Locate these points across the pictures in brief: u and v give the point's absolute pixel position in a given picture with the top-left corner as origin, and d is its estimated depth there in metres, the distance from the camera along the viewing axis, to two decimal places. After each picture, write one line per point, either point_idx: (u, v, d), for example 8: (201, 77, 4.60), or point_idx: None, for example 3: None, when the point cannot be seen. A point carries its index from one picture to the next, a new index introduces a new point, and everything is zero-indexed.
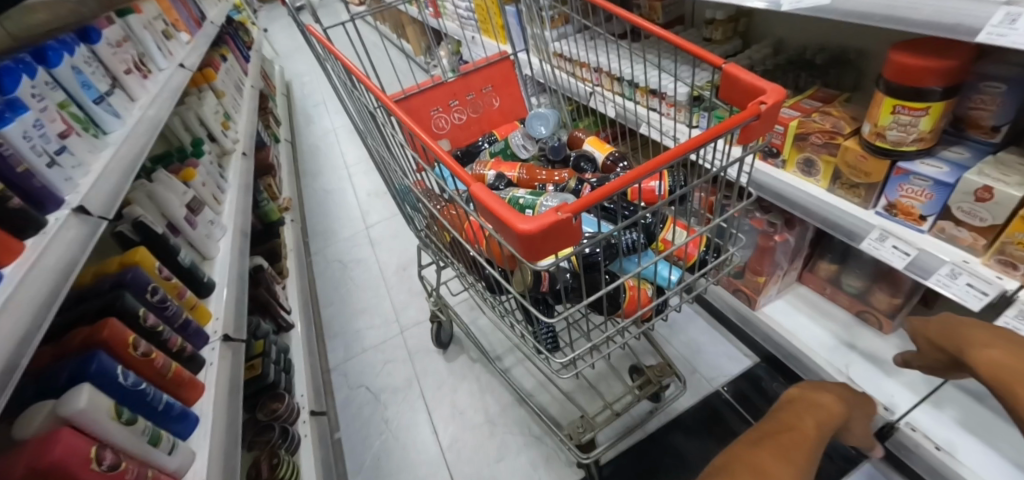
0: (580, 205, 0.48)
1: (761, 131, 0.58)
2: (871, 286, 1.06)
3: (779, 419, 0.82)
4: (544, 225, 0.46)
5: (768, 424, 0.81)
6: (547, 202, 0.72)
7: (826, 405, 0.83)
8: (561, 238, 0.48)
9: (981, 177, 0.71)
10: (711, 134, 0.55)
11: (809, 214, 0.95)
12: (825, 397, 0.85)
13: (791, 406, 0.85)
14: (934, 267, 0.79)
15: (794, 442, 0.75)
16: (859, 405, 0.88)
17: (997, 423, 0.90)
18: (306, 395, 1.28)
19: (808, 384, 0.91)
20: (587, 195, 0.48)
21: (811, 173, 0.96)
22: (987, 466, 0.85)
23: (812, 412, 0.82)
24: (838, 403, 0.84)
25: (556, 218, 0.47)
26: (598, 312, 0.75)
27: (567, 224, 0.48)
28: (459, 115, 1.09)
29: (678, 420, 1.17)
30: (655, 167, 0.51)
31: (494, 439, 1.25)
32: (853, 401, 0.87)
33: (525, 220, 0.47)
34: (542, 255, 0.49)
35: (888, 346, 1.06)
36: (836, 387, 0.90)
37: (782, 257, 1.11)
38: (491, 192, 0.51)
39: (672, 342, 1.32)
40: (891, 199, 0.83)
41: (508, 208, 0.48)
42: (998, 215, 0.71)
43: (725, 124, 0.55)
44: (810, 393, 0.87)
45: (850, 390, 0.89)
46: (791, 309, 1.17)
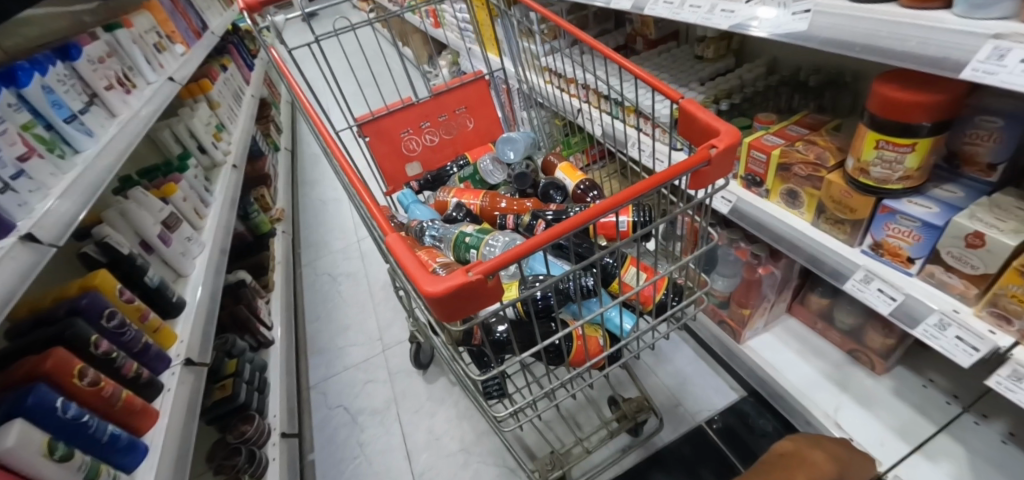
0: (495, 265, 0.44)
1: (714, 177, 0.53)
2: (864, 324, 0.99)
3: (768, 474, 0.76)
4: (453, 286, 0.42)
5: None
6: (493, 242, 0.71)
7: (819, 464, 0.77)
8: (477, 299, 0.44)
9: (971, 221, 0.64)
10: (655, 181, 0.50)
11: (790, 250, 0.90)
12: (819, 454, 0.79)
13: (784, 462, 0.78)
14: (922, 315, 0.72)
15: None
16: (853, 463, 0.81)
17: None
18: (279, 417, 1.25)
19: (802, 438, 0.84)
20: (503, 253, 0.44)
21: (795, 205, 0.90)
22: None
23: (805, 470, 0.75)
24: (833, 463, 0.77)
25: (465, 279, 0.43)
26: (550, 357, 0.71)
27: (481, 285, 0.44)
28: (431, 136, 1.05)
29: (658, 457, 1.11)
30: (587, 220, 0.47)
31: (467, 469, 1.21)
32: (846, 459, 0.80)
33: (432, 280, 0.43)
34: (455, 317, 0.44)
35: (880, 388, 0.99)
36: (832, 444, 0.83)
37: (769, 290, 1.04)
38: (406, 246, 0.47)
39: (656, 372, 1.27)
40: (877, 239, 0.77)
41: (419, 266, 0.45)
42: (991, 263, 0.64)
43: (673, 170, 0.50)
44: (804, 449, 0.81)
45: (846, 448, 0.82)
46: (780, 344, 1.11)
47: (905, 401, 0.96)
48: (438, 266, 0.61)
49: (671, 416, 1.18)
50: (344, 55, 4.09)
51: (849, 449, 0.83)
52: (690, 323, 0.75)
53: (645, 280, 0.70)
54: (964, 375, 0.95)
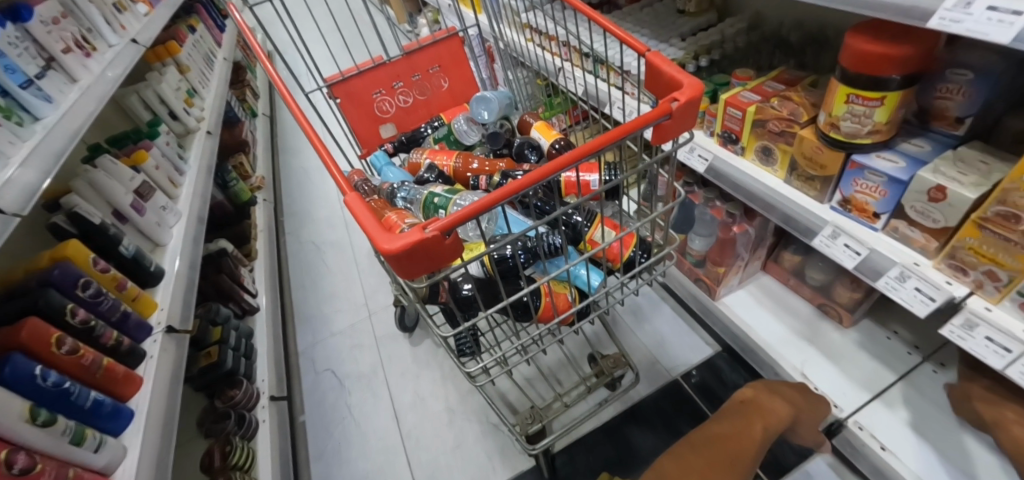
0: (451, 222, 0.44)
1: (674, 131, 0.53)
2: (833, 280, 1.01)
3: (728, 421, 0.83)
4: (408, 243, 0.43)
5: (718, 433, 0.81)
6: (460, 201, 0.72)
7: (775, 411, 0.83)
8: (434, 256, 0.45)
9: (935, 175, 0.65)
10: (617, 135, 0.49)
11: (758, 206, 0.91)
12: (777, 402, 0.85)
13: (744, 409, 0.85)
14: (884, 268, 0.74)
15: (739, 448, 0.78)
16: (808, 410, 0.87)
17: (948, 425, 0.88)
18: (267, 381, 1.27)
19: (763, 386, 0.90)
20: (458, 212, 0.44)
21: (768, 162, 0.90)
22: (930, 470, 0.84)
23: (762, 417, 0.82)
24: (788, 409, 0.84)
25: (421, 236, 0.43)
26: (522, 315, 0.73)
27: (437, 242, 0.44)
28: (405, 97, 1.02)
29: (634, 411, 1.17)
30: (547, 175, 0.47)
31: (452, 427, 1.25)
32: (800, 405, 0.87)
33: (389, 238, 0.43)
34: (414, 274, 0.45)
35: (846, 341, 1.03)
36: (789, 391, 0.89)
37: (743, 249, 1.06)
38: (365, 205, 0.47)
39: (635, 331, 1.30)
40: (845, 195, 0.78)
41: (377, 225, 0.45)
42: (951, 217, 0.65)
43: (635, 122, 0.50)
44: (763, 396, 0.87)
45: (803, 396, 0.88)
46: (753, 302, 1.13)
47: (869, 353, 1.00)
48: (406, 225, 0.59)
49: (648, 372, 1.22)
50: (321, 12, 3.90)
51: (806, 395, 0.89)
52: (661, 277, 0.77)
53: (614, 238, 0.71)
54: (925, 327, 0.99)
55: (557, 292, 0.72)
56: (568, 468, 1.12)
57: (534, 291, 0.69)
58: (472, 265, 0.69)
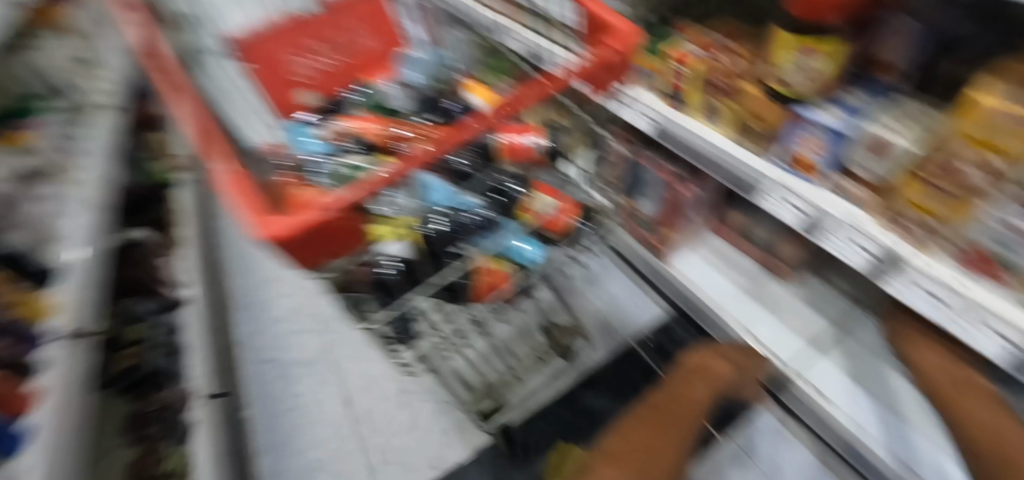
0: (353, 202, 0.43)
1: (599, 72, 0.61)
2: (777, 236, 1.02)
3: (673, 386, 0.89)
4: (292, 228, 0.41)
5: (665, 396, 0.87)
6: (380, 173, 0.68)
7: (718, 373, 0.88)
8: (336, 238, 0.47)
9: (879, 128, 0.64)
10: (524, 97, 0.54)
11: (705, 165, 0.85)
12: (721, 365, 0.88)
13: (691, 377, 0.89)
14: (827, 225, 0.72)
15: (682, 410, 0.85)
16: (750, 369, 0.90)
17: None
18: (202, 378, 1.14)
19: (707, 347, 0.93)
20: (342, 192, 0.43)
21: (713, 120, 0.85)
22: (858, 409, 0.94)
23: (705, 380, 0.87)
24: (731, 372, 0.87)
25: (322, 217, 0.43)
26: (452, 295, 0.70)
27: (343, 221, 0.46)
28: (325, 59, 1.04)
29: (590, 377, 1.17)
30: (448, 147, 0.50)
31: (407, 408, 1.22)
32: (742, 364, 0.90)
33: (275, 221, 0.41)
34: (314, 256, 0.47)
35: (789, 295, 1.05)
36: (732, 351, 0.91)
37: (691, 209, 1.04)
38: (246, 182, 0.47)
39: (589, 296, 1.28)
40: (790, 151, 0.75)
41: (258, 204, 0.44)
42: (892, 171, 0.65)
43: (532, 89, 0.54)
44: (708, 359, 0.89)
45: (743, 353, 0.90)
46: (701, 261, 1.13)
47: (812, 306, 1.04)
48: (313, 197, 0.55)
49: (601, 337, 1.22)
50: None
51: (747, 354, 0.92)
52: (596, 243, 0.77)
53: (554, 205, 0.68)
54: None
55: (493, 269, 0.68)
56: (536, 436, 1.10)
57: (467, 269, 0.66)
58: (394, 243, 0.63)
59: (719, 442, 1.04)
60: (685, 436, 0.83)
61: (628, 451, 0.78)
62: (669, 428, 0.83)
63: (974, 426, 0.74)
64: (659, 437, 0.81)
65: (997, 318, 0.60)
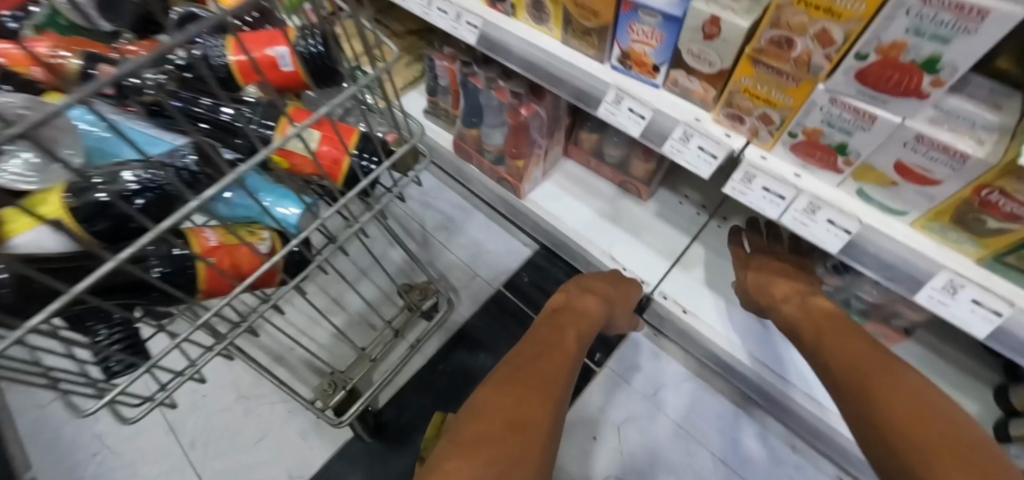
0: None
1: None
2: (629, 154, 0.95)
3: (540, 333, 0.72)
4: None
5: (527, 353, 0.67)
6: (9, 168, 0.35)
7: (588, 311, 0.77)
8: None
9: (708, 4, 0.52)
10: None
11: (541, 80, 0.73)
12: (588, 299, 0.79)
13: (558, 318, 0.75)
14: (668, 131, 0.64)
15: (554, 363, 0.66)
16: (620, 297, 0.83)
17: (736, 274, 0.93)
18: None
19: (573, 285, 0.83)
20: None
21: (541, 21, 0.71)
22: (722, 319, 0.90)
23: (575, 323, 0.74)
24: (601, 306, 0.78)
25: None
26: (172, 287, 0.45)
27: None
28: None
29: (461, 336, 1.07)
30: None
31: (252, 417, 1.01)
32: (612, 295, 0.82)
33: None
34: None
35: (647, 213, 1.00)
36: (600, 284, 0.83)
37: (538, 135, 0.91)
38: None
39: (449, 247, 1.15)
40: (623, 48, 0.64)
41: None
42: (726, 57, 0.55)
43: None
44: (576, 298, 0.79)
45: (610, 285, 0.83)
46: (558, 192, 1.02)
47: (667, 221, 0.99)
48: None
49: (467, 290, 1.11)
50: None
51: (613, 283, 0.85)
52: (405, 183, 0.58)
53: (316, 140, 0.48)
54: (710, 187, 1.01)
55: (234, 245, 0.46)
56: (399, 417, 1.00)
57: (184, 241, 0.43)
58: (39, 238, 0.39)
59: (593, 371, 1.01)
60: (558, 400, 0.61)
61: (482, 436, 0.53)
62: (533, 395, 0.59)
63: (829, 342, 0.67)
64: (525, 406, 0.57)
65: (831, 206, 0.57)
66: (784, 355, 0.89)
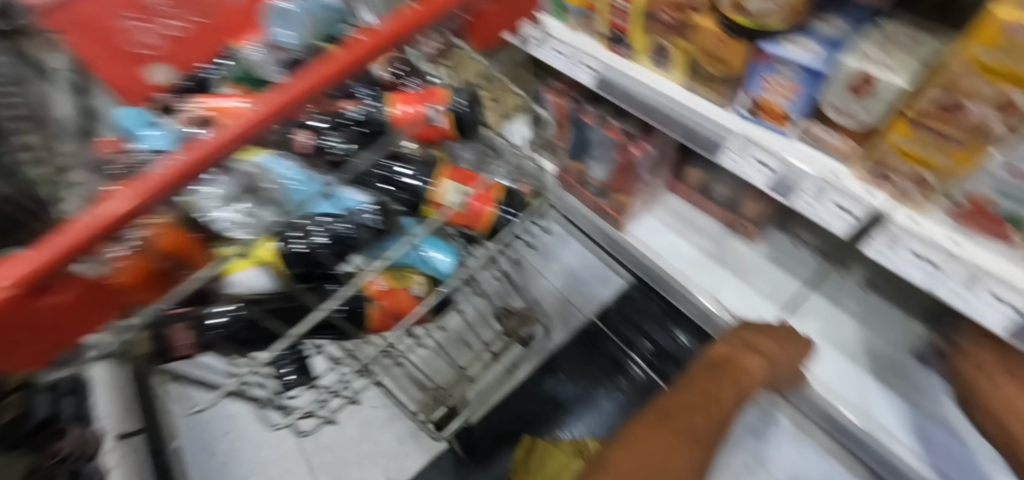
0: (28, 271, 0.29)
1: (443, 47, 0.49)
2: (741, 193, 0.91)
3: (695, 385, 0.71)
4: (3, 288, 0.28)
5: (679, 401, 0.70)
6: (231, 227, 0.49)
7: (752, 375, 0.71)
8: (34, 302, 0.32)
9: (861, 61, 0.51)
10: (338, 66, 0.40)
11: (654, 120, 0.75)
12: (754, 360, 0.72)
13: (715, 375, 0.72)
14: (798, 183, 0.62)
15: (706, 421, 0.68)
16: (788, 359, 0.75)
17: (852, 328, 0.89)
18: (108, 422, 0.83)
19: (735, 337, 0.76)
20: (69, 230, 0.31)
21: (662, 65, 0.72)
22: (839, 377, 0.85)
23: (736, 386, 0.71)
24: (766, 369, 0.72)
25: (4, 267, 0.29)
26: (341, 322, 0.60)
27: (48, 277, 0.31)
28: (175, 20, 0.78)
29: (552, 362, 1.08)
30: (222, 151, 0.36)
31: (355, 417, 1.09)
32: (780, 357, 0.74)
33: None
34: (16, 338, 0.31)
35: (757, 255, 0.96)
36: (768, 343, 0.74)
37: (645, 171, 0.91)
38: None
39: (546, 273, 1.15)
40: (754, 96, 0.63)
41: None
42: (875, 113, 0.53)
43: (342, 62, 0.40)
44: (739, 355, 0.73)
45: (781, 345, 0.75)
46: (659, 226, 1.02)
47: (778, 264, 0.95)
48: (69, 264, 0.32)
49: (561, 317, 1.12)
50: None
51: (786, 345, 0.76)
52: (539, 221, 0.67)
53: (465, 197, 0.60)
54: None
55: (393, 288, 0.60)
56: (489, 437, 1.03)
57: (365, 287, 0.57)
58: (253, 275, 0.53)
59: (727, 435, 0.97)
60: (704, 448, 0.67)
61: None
62: (683, 446, 0.65)
63: None
64: (669, 460, 0.63)
65: (994, 278, 0.51)
66: (975, 470, 0.76)
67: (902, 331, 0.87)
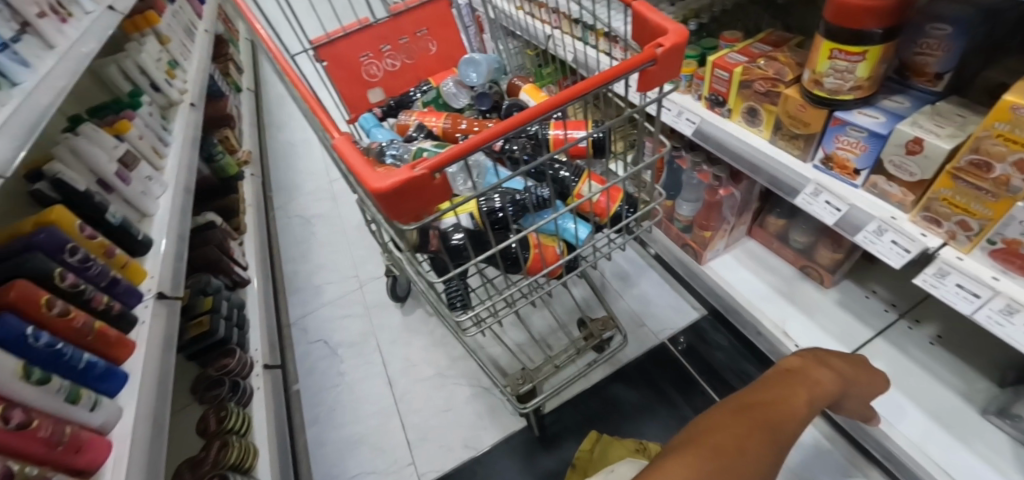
0: (440, 162, 0.45)
1: (660, 77, 0.56)
2: (815, 241, 1.05)
3: (772, 386, 0.72)
4: (395, 182, 0.43)
5: (754, 396, 0.68)
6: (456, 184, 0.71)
7: (822, 383, 0.77)
8: (421, 196, 0.46)
9: (913, 128, 0.67)
10: (610, 75, 0.51)
11: (742, 166, 0.92)
12: (824, 375, 0.79)
13: (788, 378, 0.76)
14: (862, 223, 0.76)
15: (785, 412, 0.66)
16: (856, 379, 0.84)
17: (918, 376, 0.96)
18: (260, 350, 1.28)
19: (810, 355, 0.84)
20: (445, 152, 0.45)
21: (754, 124, 0.91)
22: (901, 417, 0.92)
23: (808, 388, 0.74)
24: (836, 381, 0.79)
25: (411, 175, 0.44)
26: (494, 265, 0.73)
27: (426, 182, 0.45)
28: (393, 61, 1.03)
29: (622, 371, 1.22)
30: (528, 120, 0.48)
31: (443, 391, 1.29)
32: (848, 375, 0.83)
33: (377, 177, 0.44)
34: (401, 214, 0.46)
35: (825, 300, 1.08)
36: (839, 364, 0.83)
37: (729, 212, 1.08)
38: (354, 147, 0.48)
39: (623, 295, 1.34)
40: (827, 151, 0.80)
41: (366, 165, 0.46)
42: (927, 169, 0.67)
43: (621, 67, 0.52)
44: (811, 368, 0.79)
45: (850, 366, 0.84)
46: (736, 265, 1.17)
47: (846, 310, 1.06)
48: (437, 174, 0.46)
49: (635, 335, 1.27)
50: None
51: (855, 368, 0.85)
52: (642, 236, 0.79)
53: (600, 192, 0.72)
54: (893, 287, 1.07)
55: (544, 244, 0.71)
56: (558, 426, 1.17)
57: (523, 242, 0.71)
58: (460, 216, 0.67)
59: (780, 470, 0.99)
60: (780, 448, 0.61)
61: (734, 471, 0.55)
62: (759, 436, 0.60)
63: None
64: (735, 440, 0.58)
65: None
66: None
67: (969, 385, 0.93)
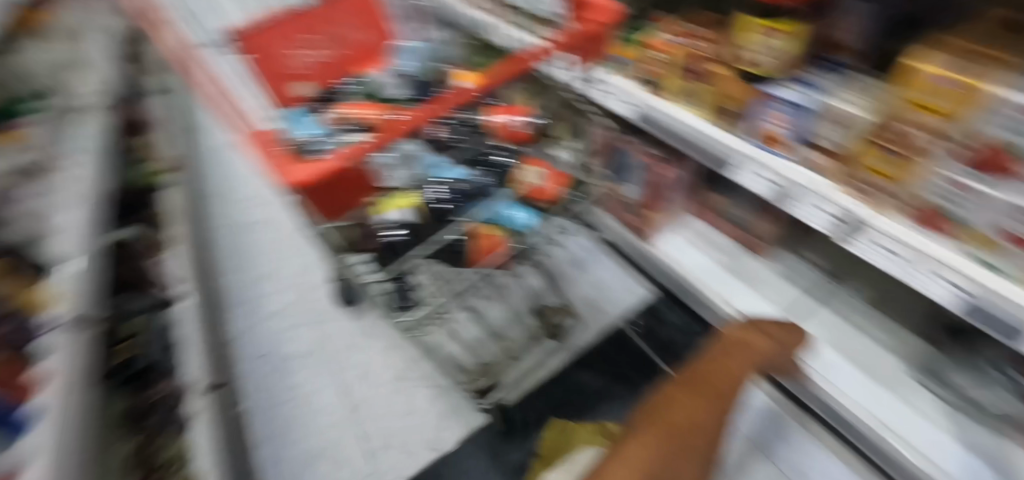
0: (341, 158, 0.57)
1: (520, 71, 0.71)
2: (756, 217, 1.09)
3: (713, 359, 0.76)
4: (308, 176, 0.55)
5: (697, 374, 0.73)
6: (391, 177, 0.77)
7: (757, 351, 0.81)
8: (346, 188, 0.64)
9: (836, 98, 0.72)
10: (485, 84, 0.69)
11: (679, 143, 0.92)
12: (759, 341, 0.82)
13: (727, 348, 0.79)
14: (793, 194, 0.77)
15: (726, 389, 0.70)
16: (790, 342, 0.88)
17: (855, 338, 1.01)
18: (200, 369, 1.07)
19: (746, 322, 0.87)
20: (345, 153, 0.57)
21: (690, 104, 0.92)
22: (840, 376, 0.97)
23: (745, 357, 0.78)
24: (769, 344, 0.83)
25: (314, 171, 0.55)
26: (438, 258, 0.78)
27: (343, 177, 0.61)
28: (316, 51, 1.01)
29: (581, 357, 1.22)
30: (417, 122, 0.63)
31: (403, 393, 1.25)
32: (781, 338, 0.87)
33: (287, 172, 0.56)
34: (330, 207, 0.64)
35: (769, 273, 1.12)
36: (772, 328, 0.87)
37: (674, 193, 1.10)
38: (265, 142, 0.58)
39: (579, 282, 1.34)
40: (758, 126, 0.81)
41: (282, 162, 0.58)
42: (848, 138, 0.71)
43: (493, 77, 0.70)
44: (747, 334, 0.83)
45: (782, 329, 0.87)
46: (685, 244, 1.19)
47: (788, 280, 1.10)
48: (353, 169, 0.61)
49: (592, 320, 1.28)
50: None
51: (787, 330, 0.88)
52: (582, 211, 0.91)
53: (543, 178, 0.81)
54: None
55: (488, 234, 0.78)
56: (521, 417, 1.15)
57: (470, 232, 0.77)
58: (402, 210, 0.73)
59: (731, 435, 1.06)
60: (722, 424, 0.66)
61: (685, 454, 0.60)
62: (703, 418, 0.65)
63: None
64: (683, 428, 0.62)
65: (951, 269, 0.60)
66: None
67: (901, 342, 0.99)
